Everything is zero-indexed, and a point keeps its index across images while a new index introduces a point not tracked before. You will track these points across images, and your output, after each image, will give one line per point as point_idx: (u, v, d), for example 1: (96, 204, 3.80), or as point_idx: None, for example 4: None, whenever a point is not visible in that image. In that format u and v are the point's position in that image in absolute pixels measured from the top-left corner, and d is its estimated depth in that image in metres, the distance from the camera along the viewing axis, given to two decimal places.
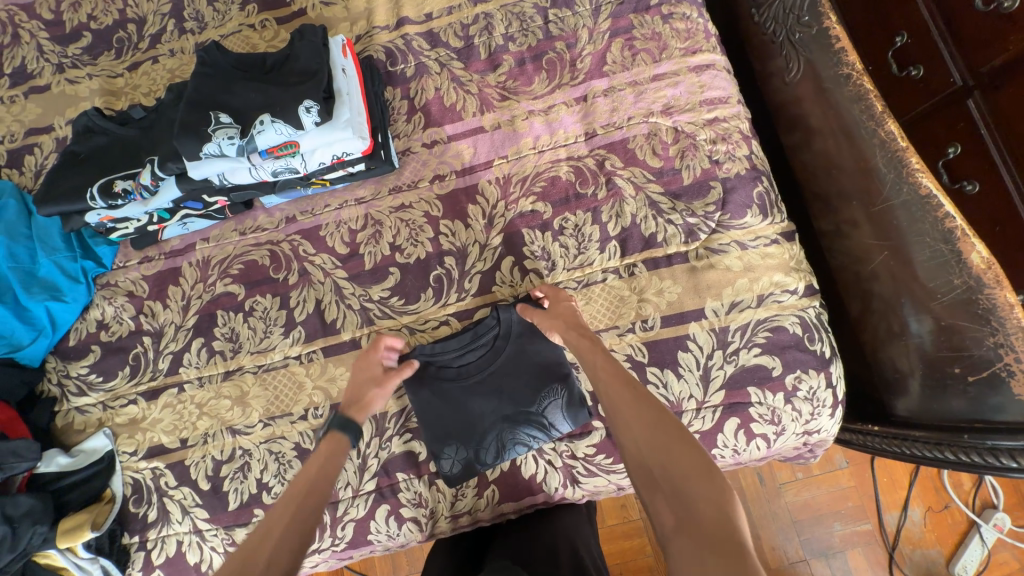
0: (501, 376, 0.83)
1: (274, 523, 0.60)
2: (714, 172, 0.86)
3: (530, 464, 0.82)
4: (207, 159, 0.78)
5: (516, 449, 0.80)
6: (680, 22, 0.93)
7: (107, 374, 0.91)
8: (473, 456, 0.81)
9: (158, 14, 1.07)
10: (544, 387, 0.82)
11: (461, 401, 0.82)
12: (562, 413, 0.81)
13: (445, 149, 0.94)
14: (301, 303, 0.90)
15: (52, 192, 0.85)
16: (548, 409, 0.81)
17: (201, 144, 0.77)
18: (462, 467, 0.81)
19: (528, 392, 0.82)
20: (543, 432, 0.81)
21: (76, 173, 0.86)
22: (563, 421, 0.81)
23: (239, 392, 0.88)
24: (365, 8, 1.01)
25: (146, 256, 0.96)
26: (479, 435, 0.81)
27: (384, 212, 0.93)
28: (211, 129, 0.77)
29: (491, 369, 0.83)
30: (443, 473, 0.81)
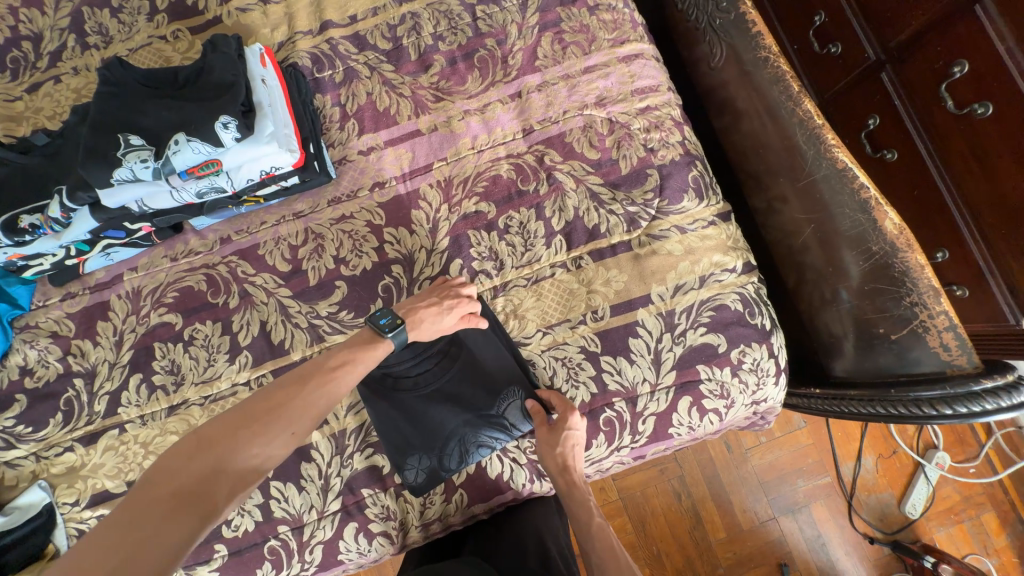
0: (458, 379, 0.82)
1: (285, 399, 0.64)
2: (650, 160, 0.88)
3: (496, 464, 0.83)
4: (121, 185, 0.74)
5: (480, 452, 0.81)
6: (606, 13, 0.94)
7: (37, 423, 0.85)
8: (437, 463, 0.80)
9: (55, 30, 0.99)
10: (502, 385, 0.82)
11: (421, 412, 0.81)
12: (522, 412, 0.81)
13: (383, 155, 0.92)
14: (245, 326, 0.86)
15: None
16: (508, 408, 0.82)
17: (111, 169, 0.72)
18: (427, 477, 0.80)
19: (487, 394, 0.82)
20: (505, 433, 0.81)
21: None
22: (524, 419, 0.81)
23: (187, 426, 0.84)
24: (284, 12, 0.96)
25: (68, 293, 0.89)
26: (442, 443, 0.80)
27: (325, 225, 0.90)
28: (120, 153, 0.72)
29: (447, 372, 0.82)
30: (409, 484, 0.80)
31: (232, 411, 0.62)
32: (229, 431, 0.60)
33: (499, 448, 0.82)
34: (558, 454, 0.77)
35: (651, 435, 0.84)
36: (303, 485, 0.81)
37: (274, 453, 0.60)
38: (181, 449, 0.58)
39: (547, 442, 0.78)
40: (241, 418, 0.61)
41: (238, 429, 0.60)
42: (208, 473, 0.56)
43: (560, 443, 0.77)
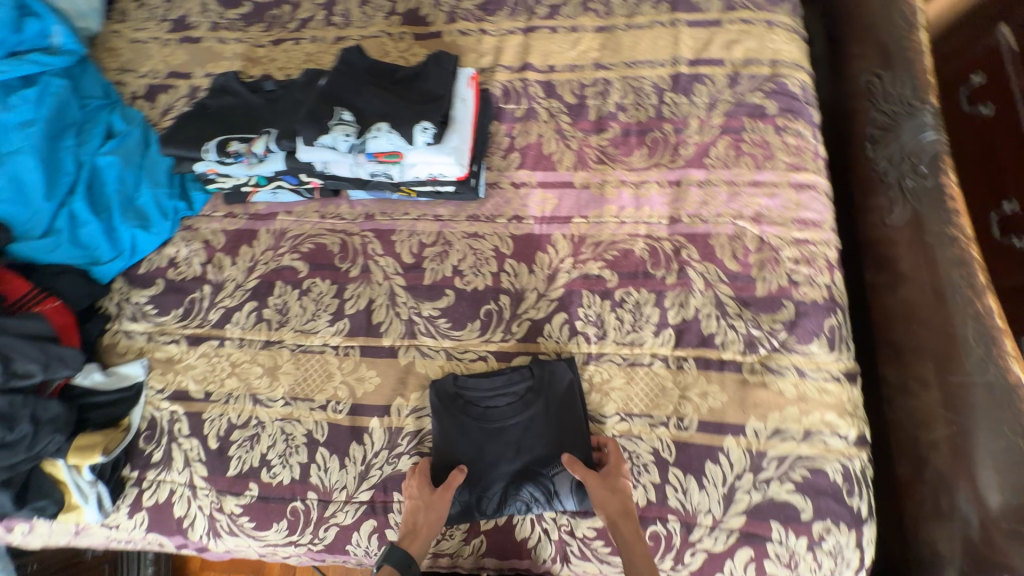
0: (522, 421, 0.82)
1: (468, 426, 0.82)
2: (789, 291, 0.85)
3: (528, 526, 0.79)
4: (319, 147, 0.82)
5: (517, 507, 0.78)
6: (792, 137, 0.93)
7: (162, 309, 0.96)
8: (475, 500, 0.79)
9: (313, 4, 1.17)
10: (562, 444, 0.80)
11: (477, 444, 0.81)
12: (568, 484, 0.78)
13: (531, 193, 0.96)
14: (354, 297, 0.93)
15: (176, 137, 0.92)
16: (556, 474, 0.78)
17: (318, 134, 0.81)
18: (460, 512, 0.78)
19: (542, 453, 0.80)
20: (546, 499, 0.78)
21: (201, 125, 0.94)
22: (568, 494, 0.78)
23: (273, 363, 0.90)
24: (495, 45, 1.07)
25: (231, 212, 1.01)
26: (485, 483, 0.79)
27: (456, 235, 0.95)
28: (332, 123, 0.81)
29: (513, 412, 0.82)
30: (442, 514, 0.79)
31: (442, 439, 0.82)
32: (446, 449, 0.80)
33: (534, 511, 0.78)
34: (607, 495, 0.74)
35: (693, 572, 0.76)
36: (346, 463, 0.84)
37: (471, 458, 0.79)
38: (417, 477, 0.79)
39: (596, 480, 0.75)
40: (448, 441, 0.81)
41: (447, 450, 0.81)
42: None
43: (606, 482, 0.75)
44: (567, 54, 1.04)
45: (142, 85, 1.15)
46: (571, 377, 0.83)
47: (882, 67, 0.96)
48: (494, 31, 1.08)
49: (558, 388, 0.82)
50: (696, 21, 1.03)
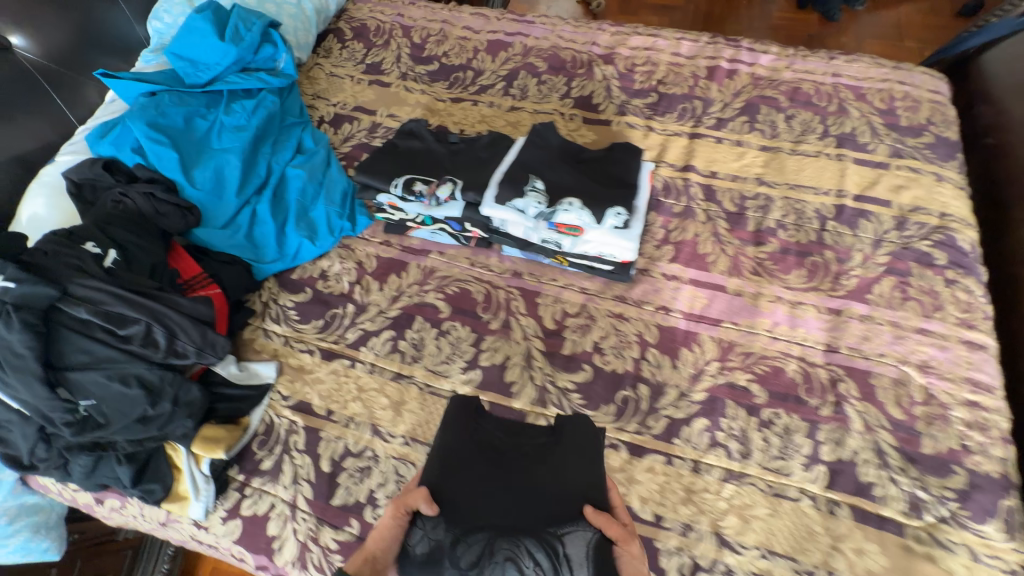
0: (523, 458, 0.68)
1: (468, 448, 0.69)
2: (961, 457, 0.78)
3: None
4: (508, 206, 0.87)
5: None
6: (963, 292, 0.91)
7: (304, 317, 0.99)
8: (450, 541, 0.56)
9: (494, 74, 1.30)
10: (571, 501, 0.63)
11: (476, 473, 0.65)
12: (582, 554, 0.56)
13: (681, 287, 0.97)
14: (491, 350, 0.93)
15: (369, 167, 1.00)
16: (568, 536, 0.57)
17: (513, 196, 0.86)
18: (428, 553, 0.56)
19: (553, 510, 0.61)
20: (548, 568, 0.54)
21: (392, 160, 1.02)
22: (579, 567, 0.54)
23: (399, 397, 0.89)
24: (660, 142, 1.13)
25: (388, 241, 1.06)
26: (469, 524, 0.58)
27: (601, 311, 0.96)
28: (527, 189, 0.86)
29: (524, 453, 0.70)
30: (406, 550, 0.57)
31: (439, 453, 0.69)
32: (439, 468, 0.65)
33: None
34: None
35: None
36: None
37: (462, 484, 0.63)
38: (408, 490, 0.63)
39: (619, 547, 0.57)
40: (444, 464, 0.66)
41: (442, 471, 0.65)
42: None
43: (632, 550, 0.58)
44: (730, 165, 1.09)
45: (329, 112, 1.27)
46: (595, 433, 0.74)
47: None
48: (661, 130, 1.15)
49: (580, 443, 0.71)
50: (864, 160, 1.06)
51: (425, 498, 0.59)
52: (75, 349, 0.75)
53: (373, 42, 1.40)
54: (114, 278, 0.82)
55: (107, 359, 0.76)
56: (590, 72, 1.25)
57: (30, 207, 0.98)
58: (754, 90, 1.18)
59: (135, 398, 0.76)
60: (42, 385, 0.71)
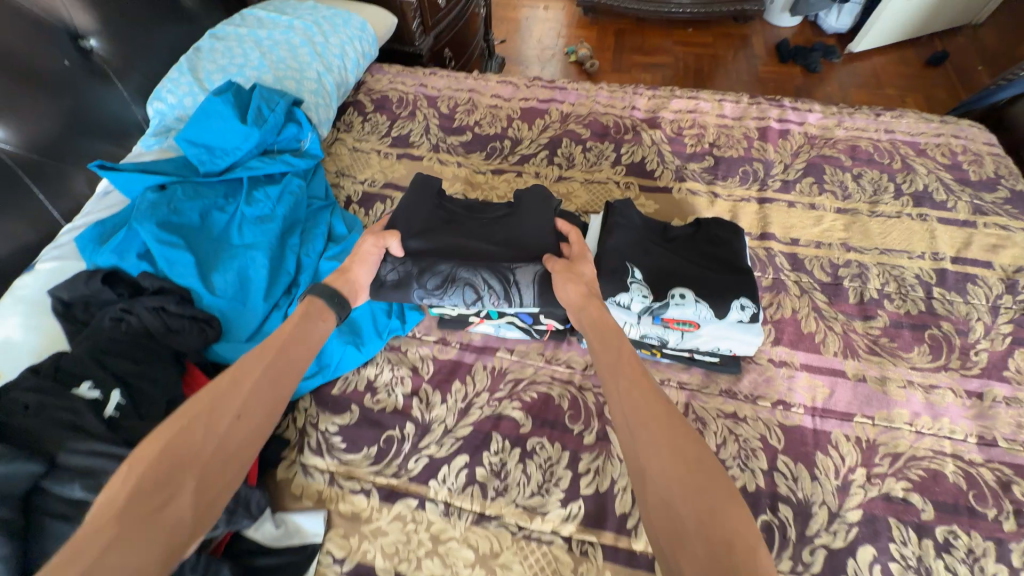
0: (455, 216, 0.89)
1: (465, 220, 0.88)
2: None
3: (437, 296, 0.79)
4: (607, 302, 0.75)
5: (460, 291, 0.78)
6: None
7: (352, 444, 0.80)
8: (414, 274, 0.79)
9: (534, 142, 1.21)
10: (531, 242, 0.82)
11: (424, 213, 0.88)
12: (532, 277, 0.77)
13: (794, 376, 0.84)
14: (592, 472, 0.76)
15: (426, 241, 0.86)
16: (519, 268, 0.78)
17: (616, 291, 0.74)
18: (397, 278, 0.79)
19: (511, 252, 0.81)
20: (506, 291, 0.77)
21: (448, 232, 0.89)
22: (528, 288, 0.77)
23: (489, 548, 0.71)
24: (729, 209, 1.05)
25: (444, 339, 0.91)
26: (431, 262, 0.79)
27: (710, 412, 0.81)
28: (630, 281, 0.74)
29: (451, 210, 0.90)
30: (379, 278, 0.79)
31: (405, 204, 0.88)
32: (416, 198, 0.90)
33: (487, 297, 0.78)
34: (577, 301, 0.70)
35: None
36: None
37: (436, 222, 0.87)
38: (406, 218, 0.86)
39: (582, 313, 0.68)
40: (422, 188, 0.91)
41: (422, 192, 0.91)
42: (235, 402, 0.54)
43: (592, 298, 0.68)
44: (810, 230, 1.01)
45: (357, 190, 1.14)
46: (550, 199, 0.89)
47: None
48: (727, 195, 1.07)
49: (537, 202, 0.88)
50: (948, 219, 1.00)
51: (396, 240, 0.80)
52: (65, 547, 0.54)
53: (397, 114, 1.31)
54: (119, 435, 0.63)
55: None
56: (637, 137, 1.19)
57: None
58: (813, 149, 1.13)
59: None
60: None
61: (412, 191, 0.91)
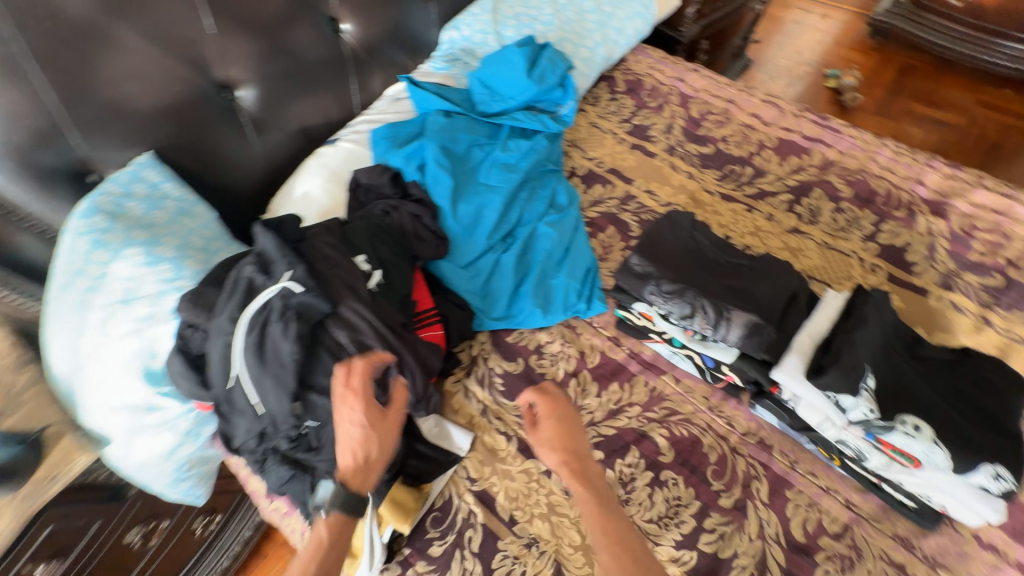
0: (703, 245, 0.91)
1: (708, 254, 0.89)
2: None
3: (665, 300, 0.81)
4: (823, 394, 0.68)
5: (681, 303, 0.80)
6: None
7: (509, 392, 0.90)
8: (657, 274, 0.83)
9: (779, 179, 1.11)
10: (762, 298, 0.80)
11: (681, 233, 0.92)
12: (744, 322, 0.76)
13: (1000, 569, 0.70)
14: (716, 535, 0.75)
15: (660, 251, 0.88)
16: (736, 310, 0.78)
17: (841, 388, 0.67)
18: (643, 271, 0.84)
19: (738, 296, 0.81)
20: (716, 320, 0.78)
21: (680, 248, 0.89)
22: (737, 328, 0.76)
23: (594, 543, 0.75)
24: (1000, 346, 0.86)
25: (617, 340, 0.93)
26: (670, 272, 0.84)
27: (874, 551, 0.73)
28: (862, 385, 0.67)
29: (702, 239, 0.92)
30: (627, 266, 0.86)
31: (671, 220, 0.95)
32: (682, 219, 0.95)
33: (695, 318, 0.79)
34: (559, 432, 0.77)
35: None
36: None
37: (687, 245, 0.90)
38: (666, 230, 0.93)
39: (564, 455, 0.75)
40: (689, 216, 0.97)
41: (689, 218, 0.96)
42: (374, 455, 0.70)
43: (564, 420, 0.77)
44: None
45: (583, 165, 1.18)
46: (798, 273, 0.86)
47: None
48: (1004, 329, 0.87)
49: (784, 268, 0.86)
50: None
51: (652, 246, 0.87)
52: (323, 372, 0.74)
53: (645, 102, 1.29)
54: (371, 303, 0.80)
55: None
56: (910, 218, 1.01)
57: (305, 184, 1.02)
58: None
59: None
60: (288, 397, 0.70)
61: (679, 213, 0.97)
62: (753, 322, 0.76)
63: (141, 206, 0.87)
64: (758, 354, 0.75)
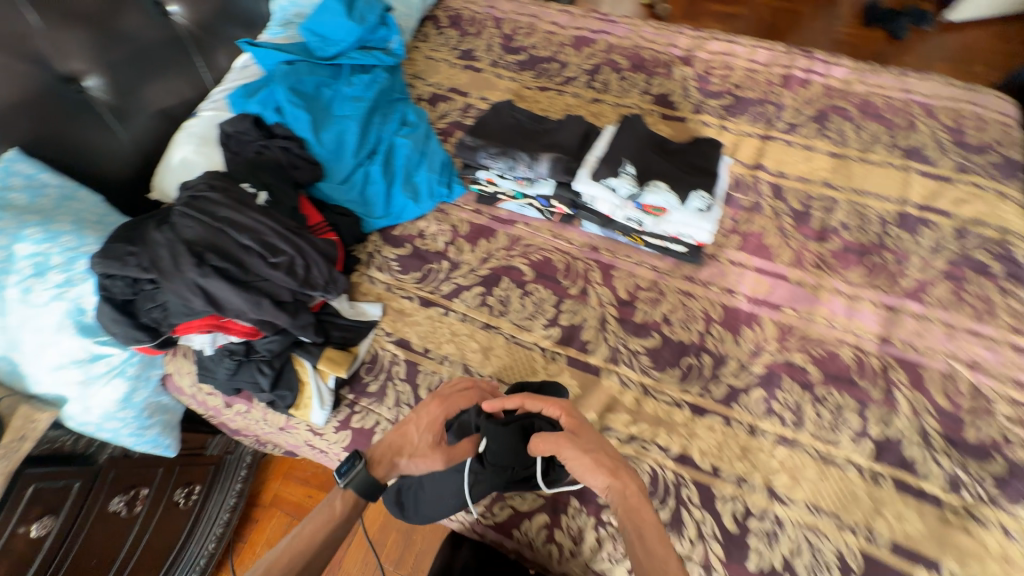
0: (521, 120, 1.18)
1: (524, 125, 1.16)
2: (1002, 446, 0.85)
3: (494, 160, 1.07)
4: (600, 184, 0.99)
5: (504, 158, 1.07)
6: (1016, 302, 0.97)
7: (404, 269, 1.12)
8: (483, 143, 1.09)
9: (579, 67, 1.40)
10: (561, 141, 1.09)
11: (502, 115, 1.19)
12: (549, 158, 1.04)
13: (745, 274, 1.06)
14: (570, 312, 1.04)
15: (484, 128, 1.13)
16: (543, 153, 1.06)
17: (608, 175, 0.98)
18: (472, 143, 1.10)
19: (544, 144, 1.09)
20: (530, 163, 1.05)
21: (501, 125, 1.16)
22: (544, 163, 1.04)
23: (487, 343, 1.02)
24: (733, 142, 1.22)
25: (479, 209, 1.19)
26: (493, 139, 1.10)
27: (671, 289, 1.05)
28: (620, 170, 0.98)
29: (520, 116, 1.19)
30: (462, 143, 1.11)
31: (494, 109, 1.21)
32: (502, 106, 1.21)
33: (516, 166, 1.06)
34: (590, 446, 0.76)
35: None
36: None
37: (507, 122, 1.17)
38: (492, 116, 1.19)
39: (608, 473, 0.73)
40: (509, 104, 1.24)
41: (507, 105, 1.22)
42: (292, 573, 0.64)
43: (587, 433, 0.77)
44: (799, 167, 1.17)
45: (427, 91, 1.40)
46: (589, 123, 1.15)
47: None
48: (735, 130, 1.24)
49: (578, 122, 1.15)
50: (928, 172, 1.13)
51: (478, 127, 1.12)
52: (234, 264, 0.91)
53: (467, 30, 1.52)
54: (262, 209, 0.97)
55: (259, 276, 0.93)
56: (669, 73, 1.35)
57: (180, 152, 1.14)
58: (826, 100, 1.25)
59: (269, 309, 0.92)
60: (212, 286, 0.88)
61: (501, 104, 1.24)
62: (555, 156, 1.04)
63: (24, 195, 0.94)
64: (562, 177, 1.04)
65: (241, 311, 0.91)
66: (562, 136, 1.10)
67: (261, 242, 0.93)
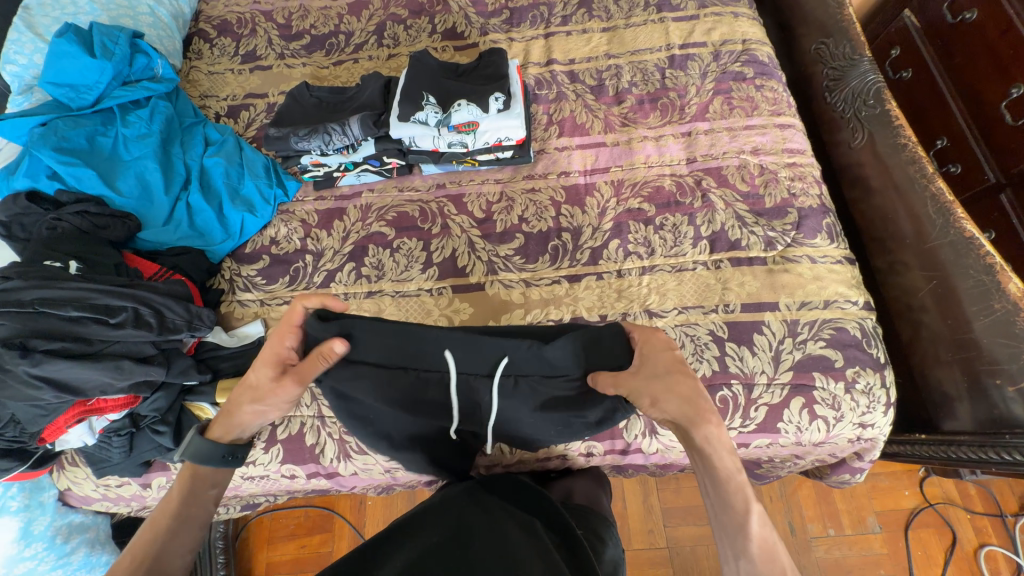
0: (322, 96, 1.18)
1: (327, 100, 1.17)
2: (791, 201, 1.06)
3: (308, 140, 1.08)
4: (411, 124, 1.05)
5: (313, 135, 1.07)
6: (769, 91, 1.19)
7: (270, 279, 1.10)
8: (290, 130, 1.09)
9: (364, 31, 1.40)
10: (364, 101, 1.12)
11: (302, 97, 1.18)
12: (356, 117, 1.07)
13: (572, 154, 1.17)
14: (439, 248, 1.09)
15: (286, 117, 1.13)
16: (350, 116, 1.08)
17: (413, 112, 1.05)
18: (278, 134, 1.09)
19: (350, 110, 1.12)
20: (340, 129, 1.07)
21: (303, 107, 1.16)
22: (354, 123, 1.07)
23: (377, 308, 1.05)
24: (523, 49, 1.32)
25: (321, 195, 1.19)
26: (298, 124, 1.11)
27: (517, 192, 1.14)
28: (423, 104, 1.06)
29: (319, 92, 1.19)
30: (269, 136, 1.10)
31: (292, 95, 1.19)
32: (300, 89, 1.20)
33: (331, 137, 1.08)
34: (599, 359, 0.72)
35: (760, 424, 0.92)
36: None
37: (307, 102, 1.17)
38: (292, 101, 1.17)
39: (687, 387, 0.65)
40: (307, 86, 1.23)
41: (305, 86, 1.21)
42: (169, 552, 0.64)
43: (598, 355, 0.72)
44: (583, 50, 1.30)
45: (222, 106, 1.33)
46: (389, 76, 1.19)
47: (825, 36, 1.25)
48: (521, 38, 1.33)
49: (375, 76, 1.17)
50: (680, 17, 1.31)
51: (278, 117, 1.12)
52: (69, 339, 0.85)
53: (240, 34, 1.44)
54: (77, 277, 0.90)
55: (104, 340, 0.87)
56: (447, 7, 1.40)
57: None
58: None
59: (130, 370, 0.86)
60: (49, 370, 0.81)
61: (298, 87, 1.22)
62: (361, 114, 1.07)
63: None
64: (377, 132, 1.08)
65: (105, 383, 0.85)
66: (364, 96, 1.14)
67: (89, 308, 0.86)
